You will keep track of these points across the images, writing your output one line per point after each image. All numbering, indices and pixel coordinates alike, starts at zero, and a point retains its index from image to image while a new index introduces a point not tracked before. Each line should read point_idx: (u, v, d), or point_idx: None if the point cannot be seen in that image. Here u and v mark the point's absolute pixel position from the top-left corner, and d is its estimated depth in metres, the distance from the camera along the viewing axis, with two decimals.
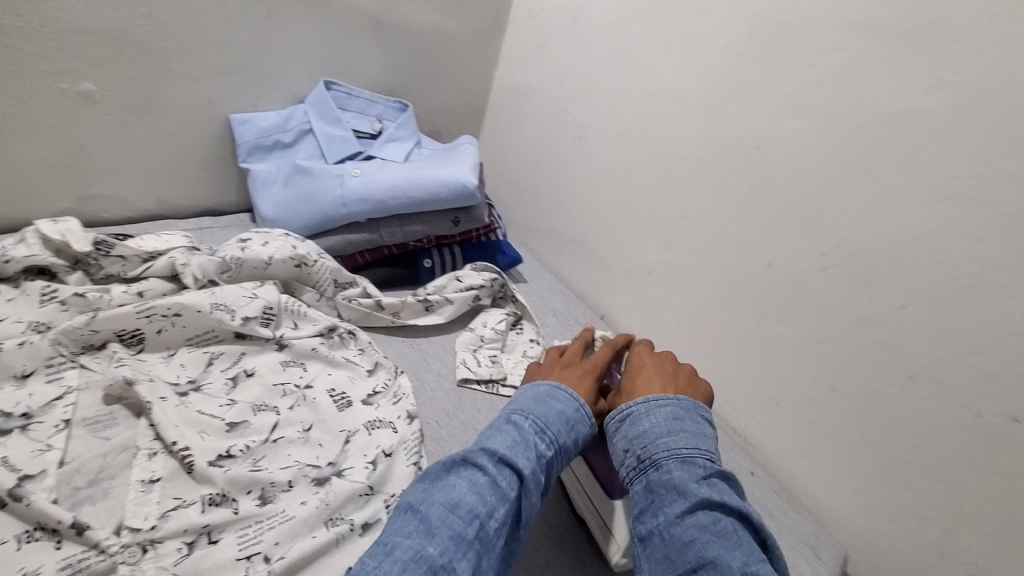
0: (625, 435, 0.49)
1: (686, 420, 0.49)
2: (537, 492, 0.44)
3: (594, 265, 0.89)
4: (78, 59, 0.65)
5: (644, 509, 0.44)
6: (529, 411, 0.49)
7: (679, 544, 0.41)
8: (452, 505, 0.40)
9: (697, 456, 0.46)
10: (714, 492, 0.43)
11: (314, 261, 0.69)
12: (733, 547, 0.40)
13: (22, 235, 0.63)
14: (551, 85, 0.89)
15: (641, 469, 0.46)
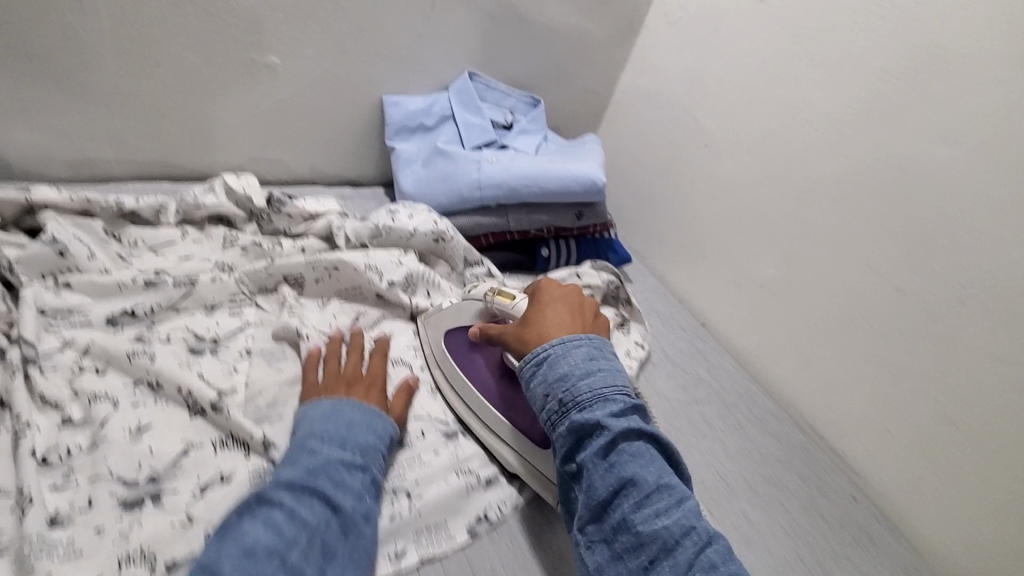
0: (546, 379, 0.52)
1: (599, 358, 0.53)
2: (349, 506, 0.45)
3: (703, 272, 0.91)
4: (270, 34, 0.73)
5: (569, 445, 0.49)
6: (314, 432, 0.49)
7: (605, 471, 0.47)
8: (265, 547, 0.40)
9: (615, 394, 0.50)
10: (627, 422, 0.49)
11: (452, 238, 0.74)
12: (649, 467, 0.47)
13: (209, 185, 0.72)
14: (682, 92, 0.91)
15: (563, 411, 0.50)
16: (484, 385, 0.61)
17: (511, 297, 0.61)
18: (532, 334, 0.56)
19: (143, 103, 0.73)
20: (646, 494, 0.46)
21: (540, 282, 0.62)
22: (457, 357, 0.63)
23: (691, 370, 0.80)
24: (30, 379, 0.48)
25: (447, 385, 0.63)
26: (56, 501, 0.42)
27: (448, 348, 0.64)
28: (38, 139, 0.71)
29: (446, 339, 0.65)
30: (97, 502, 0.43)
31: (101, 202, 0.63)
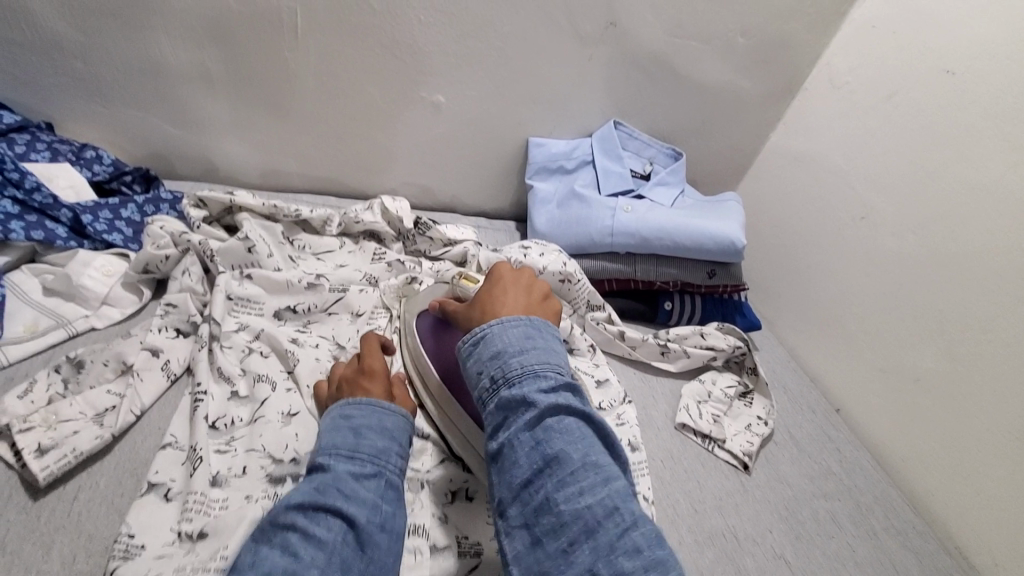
0: (480, 357, 0.46)
1: (538, 338, 0.46)
2: (365, 519, 0.40)
3: (846, 353, 0.82)
4: (440, 75, 0.80)
5: (495, 423, 0.43)
6: (329, 447, 0.45)
7: (529, 446, 0.40)
8: (283, 570, 0.35)
9: (547, 370, 0.43)
10: (559, 399, 0.42)
11: (578, 280, 0.75)
12: (579, 443, 0.40)
13: (368, 203, 0.80)
14: (842, 159, 0.85)
15: (494, 389, 0.44)
16: (442, 364, 0.58)
17: (474, 282, 0.61)
18: (476, 312, 0.53)
19: (327, 127, 0.83)
20: (570, 471, 0.38)
21: (500, 264, 0.58)
22: (423, 336, 0.61)
23: (818, 457, 0.72)
24: (213, 353, 0.56)
25: (411, 365, 0.61)
26: (214, 470, 0.47)
27: (416, 327, 0.63)
28: (243, 150, 0.84)
29: (417, 321, 0.64)
30: (247, 475, 0.48)
31: (284, 210, 0.72)
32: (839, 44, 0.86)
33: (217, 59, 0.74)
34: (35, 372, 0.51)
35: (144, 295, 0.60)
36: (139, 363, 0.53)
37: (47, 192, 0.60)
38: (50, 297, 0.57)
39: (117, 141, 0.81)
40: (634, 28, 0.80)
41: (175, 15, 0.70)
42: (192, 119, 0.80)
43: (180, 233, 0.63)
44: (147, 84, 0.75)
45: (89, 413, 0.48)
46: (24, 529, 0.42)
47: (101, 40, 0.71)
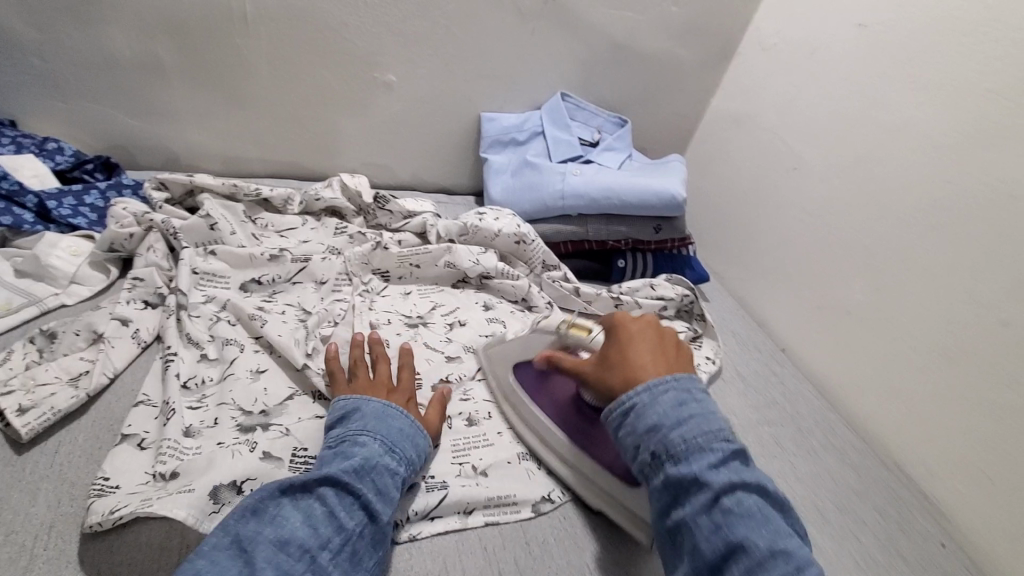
0: (633, 428, 0.47)
1: (689, 403, 0.47)
2: (383, 517, 0.44)
3: (788, 297, 0.88)
4: (390, 55, 0.84)
5: (666, 501, 0.44)
6: (376, 436, 0.48)
7: (710, 531, 0.41)
8: (299, 542, 0.39)
9: (711, 443, 0.45)
10: (730, 475, 0.43)
11: (532, 241, 0.79)
12: (763, 527, 0.41)
13: (328, 182, 0.83)
14: (774, 117, 0.91)
15: (657, 463, 0.45)
16: (557, 413, 0.59)
17: (587, 330, 0.61)
18: (612, 373, 0.52)
19: (284, 111, 0.86)
20: (758, 561, 0.39)
21: (614, 313, 0.57)
22: (528, 390, 0.62)
23: (764, 390, 0.78)
24: (181, 321, 0.59)
25: (512, 411, 0.62)
26: (187, 423, 0.51)
27: (516, 381, 0.63)
28: (203, 138, 0.86)
29: (516, 373, 0.64)
30: (221, 425, 0.51)
31: (245, 189, 0.75)
32: (767, 9, 0.91)
33: (170, 48, 0.76)
34: (11, 344, 0.54)
35: (111, 273, 0.63)
36: (111, 331, 0.56)
37: (12, 179, 0.63)
38: (21, 278, 0.59)
39: (77, 135, 0.83)
40: (573, 2, 0.84)
41: (126, 6, 0.72)
42: (150, 109, 0.82)
43: (143, 213, 0.66)
44: (103, 76, 0.77)
45: (64, 377, 0.51)
46: (11, 479, 0.45)
47: (55, 35, 0.73)
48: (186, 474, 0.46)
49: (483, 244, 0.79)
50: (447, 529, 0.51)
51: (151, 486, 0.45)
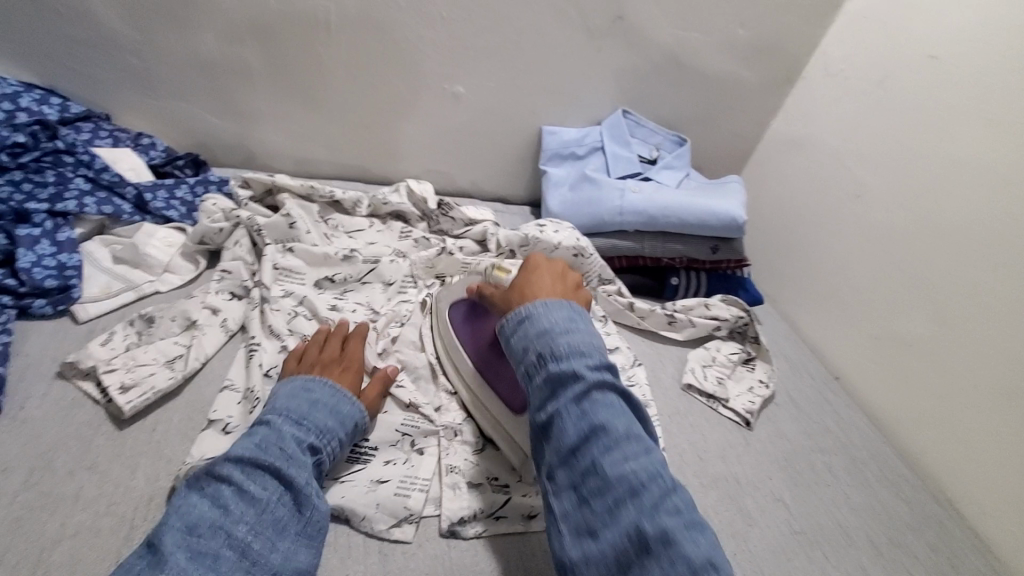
0: (525, 334, 0.52)
1: (579, 320, 0.52)
2: (298, 483, 0.45)
3: (844, 325, 0.87)
4: (460, 68, 0.87)
5: (544, 396, 0.48)
6: (281, 412, 0.50)
7: (575, 417, 0.45)
8: (210, 523, 0.41)
9: (591, 350, 0.49)
10: (602, 376, 0.47)
11: (590, 255, 0.81)
12: (622, 417, 0.45)
13: (396, 186, 0.86)
14: (838, 142, 0.90)
15: (541, 363, 0.49)
16: (475, 353, 0.63)
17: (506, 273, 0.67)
18: (515, 296, 0.58)
19: (356, 116, 0.90)
20: (615, 440, 0.44)
21: (531, 256, 0.62)
22: (456, 325, 0.66)
23: (818, 418, 0.77)
24: (264, 314, 0.62)
25: (444, 356, 0.65)
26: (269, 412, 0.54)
27: (449, 317, 0.67)
28: (279, 138, 0.91)
29: (450, 313, 0.67)
30: None
31: (320, 191, 0.79)
32: (835, 34, 0.91)
33: (258, 54, 0.81)
34: (112, 326, 0.58)
35: (200, 265, 0.67)
36: (202, 319, 0.59)
37: (113, 172, 0.68)
38: (119, 264, 0.63)
39: (166, 131, 0.88)
40: (641, 21, 0.86)
41: (221, 14, 0.77)
42: (234, 109, 0.86)
43: (231, 210, 0.70)
44: (194, 78, 0.82)
45: (161, 359, 0.55)
46: (114, 451, 0.48)
47: (155, 37, 0.78)
48: None
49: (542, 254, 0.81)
50: (509, 530, 0.53)
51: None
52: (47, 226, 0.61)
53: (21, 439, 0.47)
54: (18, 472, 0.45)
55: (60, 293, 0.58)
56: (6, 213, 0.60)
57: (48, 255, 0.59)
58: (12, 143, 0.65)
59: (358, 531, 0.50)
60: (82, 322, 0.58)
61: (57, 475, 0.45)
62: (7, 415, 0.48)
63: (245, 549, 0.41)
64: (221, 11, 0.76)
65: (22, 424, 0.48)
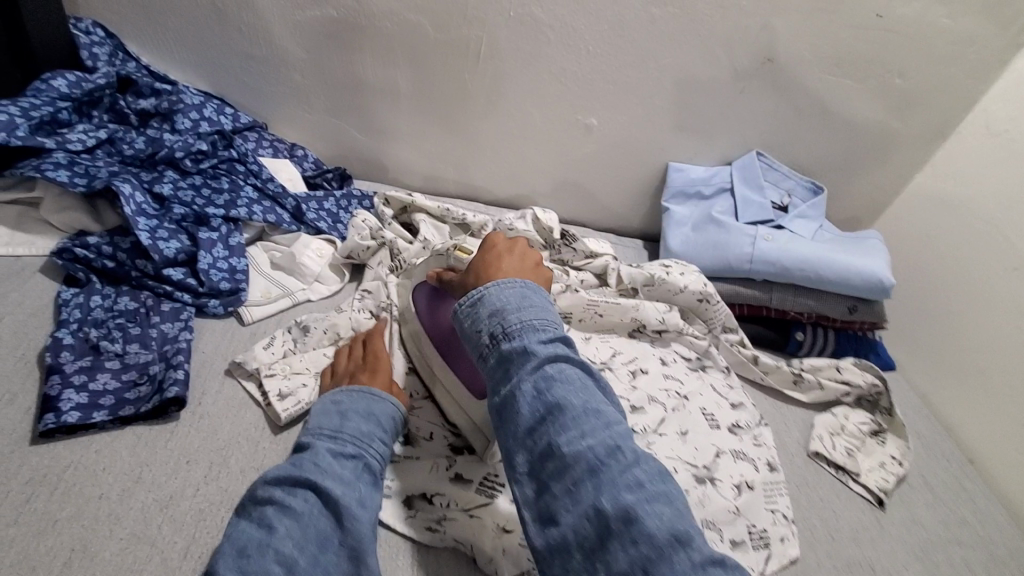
0: (478, 317, 0.45)
1: (533, 296, 0.46)
2: (336, 492, 0.41)
3: (989, 408, 0.80)
4: (597, 101, 0.87)
5: (496, 378, 0.42)
6: (315, 428, 0.47)
7: (532, 395, 0.40)
8: (257, 544, 0.37)
9: (546, 326, 0.43)
10: (556, 349, 0.42)
11: (715, 302, 0.78)
12: (578, 391, 0.40)
13: (521, 213, 0.86)
14: (998, 207, 0.83)
15: (493, 343, 0.43)
16: (436, 338, 0.60)
17: (467, 252, 0.61)
18: (471, 279, 0.53)
19: (486, 140, 0.92)
20: (571, 416, 0.38)
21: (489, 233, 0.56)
22: (423, 311, 0.62)
23: (958, 508, 0.71)
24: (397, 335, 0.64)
25: (409, 347, 0.64)
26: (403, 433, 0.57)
27: (414, 302, 0.63)
28: (410, 155, 0.94)
29: (415, 298, 0.63)
30: (428, 443, 0.58)
31: (453, 213, 0.81)
32: (1005, 87, 0.83)
33: (407, 76, 0.85)
34: (271, 330, 0.62)
35: (344, 277, 0.70)
36: (348, 336, 0.62)
37: (277, 183, 0.73)
38: (275, 270, 0.68)
39: (309, 141, 0.94)
40: (790, 64, 0.83)
41: (379, 38, 0.81)
42: (374, 125, 0.90)
43: (377, 228, 0.73)
44: (345, 95, 0.87)
45: (313, 369, 0.58)
46: (279, 457, 0.51)
47: (316, 54, 0.83)
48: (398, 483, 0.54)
49: (663, 296, 0.80)
50: None
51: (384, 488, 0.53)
52: (222, 231, 0.66)
53: (200, 434, 0.51)
54: (199, 465, 0.49)
55: (230, 294, 0.63)
56: (190, 215, 0.66)
57: (221, 258, 0.64)
58: (196, 149, 0.71)
59: (486, 574, 0.50)
60: (246, 324, 0.62)
61: (231, 473, 0.49)
62: (189, 409, 0.52)
63: (293, 567, 0.37)
64: (379, 34, 0.81)
65: (200, 418, 0.52)
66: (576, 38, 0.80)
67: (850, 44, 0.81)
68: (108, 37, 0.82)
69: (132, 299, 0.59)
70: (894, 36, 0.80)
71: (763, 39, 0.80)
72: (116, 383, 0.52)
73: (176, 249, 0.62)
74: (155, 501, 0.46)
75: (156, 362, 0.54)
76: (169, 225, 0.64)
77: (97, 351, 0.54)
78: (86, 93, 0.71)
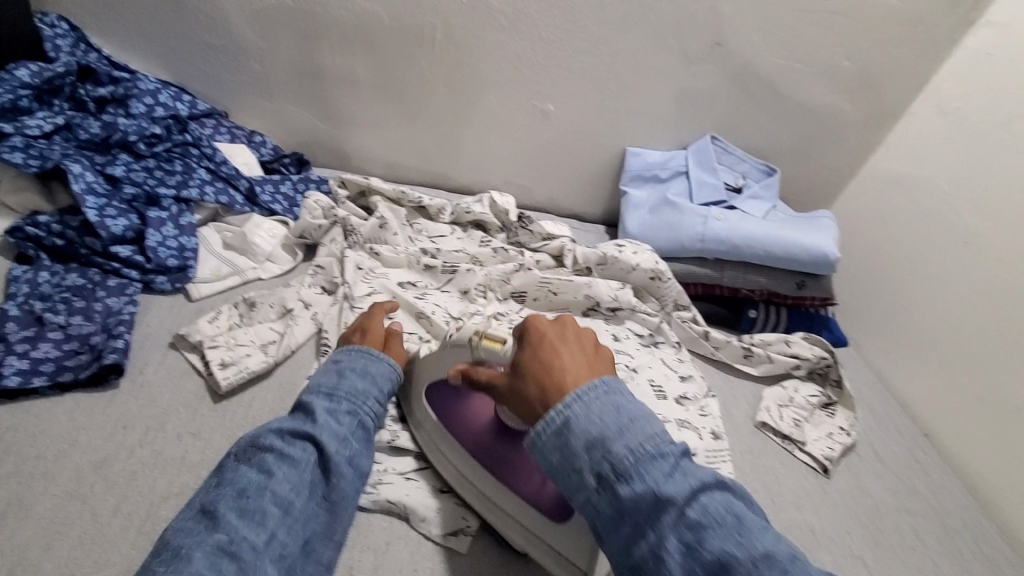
0: (573, 449, 0.41)
1: (616, 400, 0.43)
2: (331, 451, 0.46)
3: (939, 379, 0.81)
4: (552, 86, 0.88)
5: (618, 524, 0.39)
6: (315, 386, 0.51)
7: (673, 541, 0.37)
8: (255, 485, 0.42)
9: (655, 443, 0.40)
10: (689, 482, 0.38)
11: (668, 279, 0.80)
12: (733, 530, 0.36)
13: (479, 197, 0.88)
14: (946, 184, 0.85)
15: (607, 485, 0.40)
16: (477, 445, 0.56)
17: (500, 343, 0.51)
18: (533, 386, 0.46)
19: (447, 127, 0.93)
20: (725, 561, 0.35)
21: (529, 317, 0.49)
22: (445, 410, 0.58)
23: (905, 477, 0.72)
24: (346, 311, 0.65)
25: (427, 443, 0.59)
26: None
27: (433, 405, 0.59)
28: (373, 144, 0.96)
29: (430, 400, 0.59)
30: None
31: (409, 196, 0.82)
32: (952, 68, 0.85)
33: (366, 64, 0.86)
34: (218, 305, 0.63)
35: (297, 256, 0.72)
36: (293, 310, 0.63)
37: (231, 166, 0.75)
38: (227, 249, 0.69)
39: (273, 131, 0.95)
40: (740, 48, 0.84)
41: (336, 26, 0.83)
42: (336, 114, 0.92)
43: (330, 208, 0.74)
44: (306, 84, 0.89)
45: (257, 342, 0.59)
46: (215, 422, 0.52)
47: (276, 45, 0.85)
48: None
49: (616, 274, 0.81)
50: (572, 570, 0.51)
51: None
52: (172, 211, 0.67)
53: (139, 401, 0.52)
54: (136, 430, 0.50)
55: (178, 271, 0.64)
56: (140, 196, 0.68)
57: (170, 236, 0.65)
58: (149, 133, 0.73)
59: (415, 529, 0.54)
60: (194, 300, 0.63)
61: (166, 438, 0.50)
62: (129, 379, 0.54)
63: (289, 507, 0.43)
64: (337, 23, 0.82)
65: (140, 386, 0.54)
66: (529, 23, 0.82)
67: (797, 26, 0.82)
68: (71, 29, 0.84)
69: (79, 275, 0.61)
70: (839, 20, 0.82)
71: (711, 23, 0.82)
72: (57, 352, 0.53)
73: (124, 227, 0.64)
74: (90, 461, 0.47)
75: (98, 334, 0.55)
76: (119, 205, 0.65)
77: (42, 323, 0.55)
78: (46, 82, 0.72)
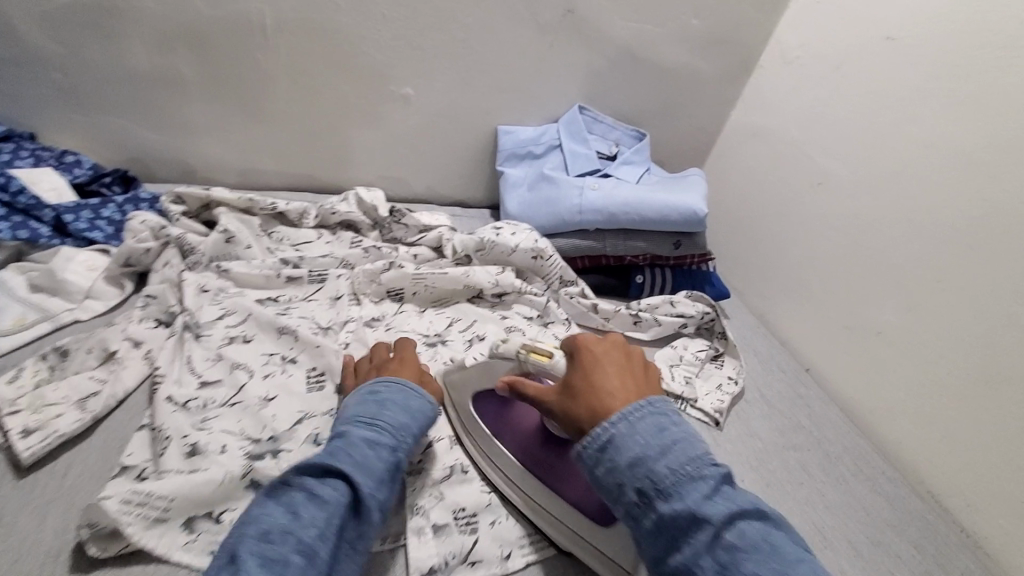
0: (580, 361, 0.47)
1: (634, 344, 0.47)
2: (368, 493, 0.41)
3: (811, 314, 0.86)
4: (407, 69, 0.83)
5: (602, 418, 0.44)
6: (353, 415, 0.47)
7: (641, 440, 0.41)
8: (279, 528, 0.37)
9: None
10: (664, 400, 0.43)
11: (550, 256, 0.78)
12: (688, 445, 0.41)
13: (344, 195, 0.81)
14: (797, 130, 0.89)
15: (598, 385, 0.45)
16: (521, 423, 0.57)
17: (549, 356, 0.54)
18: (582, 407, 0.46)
19: (300, 124, 0.86)
20: (684, 471, 0.39)
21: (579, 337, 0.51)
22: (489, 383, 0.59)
23: (790, 413, 0.75)
24: (188, 344, 0.57)
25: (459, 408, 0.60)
26: (183, 440, 0.48)
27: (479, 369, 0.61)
28: (218, 150, 0.86)
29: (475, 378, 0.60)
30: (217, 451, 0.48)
31: (261, 203, 0.74)
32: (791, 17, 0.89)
33: (190, 61, 0.77)
34: (24, 361, 0.54)
35: (126, 289, 0.64)
36: (118, 351, 0.55)
37: (29, 194, 0.64)
38: (35, 292, 0.60)
39: (95, 148, 0.83)
40: (591, 14, 0.83)
41: (145, 20, 0.72)
42: (168, 121, 0.82)
43: (160, 228, 0.66)
44: (125, 90, 0.78)
45: (73, 397, 0.51)
46: (18, 502, 0.44)
47: (76, 49, 0.73)
48: (170, 488, 0.44)
49: (499, 257, 0.78)
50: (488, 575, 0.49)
51: (136, 515, 0.42)
52: None
53: None
54: None
55: None
56: None
57: None
58: None
59: None
60: None
61: None
62: None
63: (313, 555, 0.37)
64: (145, 16, 0.72)
65: None
66: (369, 2, 0.76)
67: None
68: None
69: None
70: None
71: None
72: None
73: None
74: None
75: None
76: None
77: None
78: None
